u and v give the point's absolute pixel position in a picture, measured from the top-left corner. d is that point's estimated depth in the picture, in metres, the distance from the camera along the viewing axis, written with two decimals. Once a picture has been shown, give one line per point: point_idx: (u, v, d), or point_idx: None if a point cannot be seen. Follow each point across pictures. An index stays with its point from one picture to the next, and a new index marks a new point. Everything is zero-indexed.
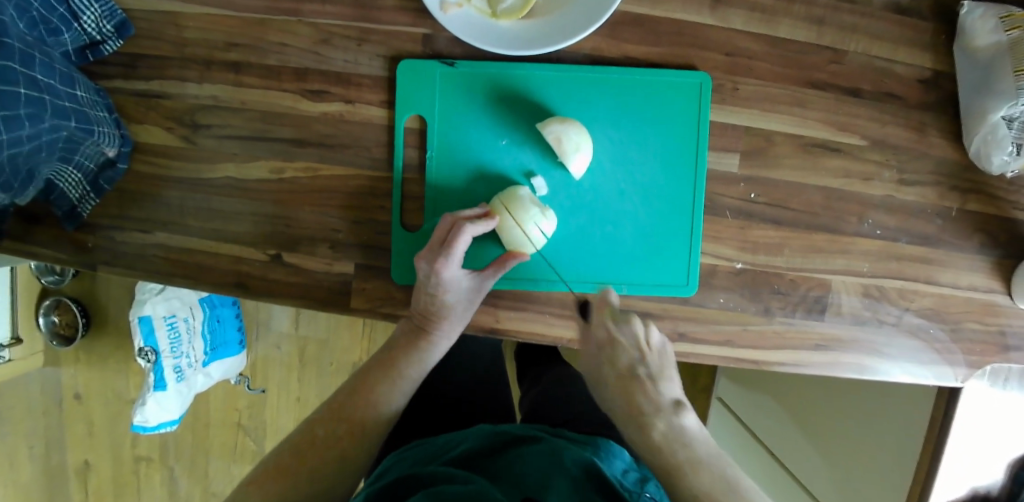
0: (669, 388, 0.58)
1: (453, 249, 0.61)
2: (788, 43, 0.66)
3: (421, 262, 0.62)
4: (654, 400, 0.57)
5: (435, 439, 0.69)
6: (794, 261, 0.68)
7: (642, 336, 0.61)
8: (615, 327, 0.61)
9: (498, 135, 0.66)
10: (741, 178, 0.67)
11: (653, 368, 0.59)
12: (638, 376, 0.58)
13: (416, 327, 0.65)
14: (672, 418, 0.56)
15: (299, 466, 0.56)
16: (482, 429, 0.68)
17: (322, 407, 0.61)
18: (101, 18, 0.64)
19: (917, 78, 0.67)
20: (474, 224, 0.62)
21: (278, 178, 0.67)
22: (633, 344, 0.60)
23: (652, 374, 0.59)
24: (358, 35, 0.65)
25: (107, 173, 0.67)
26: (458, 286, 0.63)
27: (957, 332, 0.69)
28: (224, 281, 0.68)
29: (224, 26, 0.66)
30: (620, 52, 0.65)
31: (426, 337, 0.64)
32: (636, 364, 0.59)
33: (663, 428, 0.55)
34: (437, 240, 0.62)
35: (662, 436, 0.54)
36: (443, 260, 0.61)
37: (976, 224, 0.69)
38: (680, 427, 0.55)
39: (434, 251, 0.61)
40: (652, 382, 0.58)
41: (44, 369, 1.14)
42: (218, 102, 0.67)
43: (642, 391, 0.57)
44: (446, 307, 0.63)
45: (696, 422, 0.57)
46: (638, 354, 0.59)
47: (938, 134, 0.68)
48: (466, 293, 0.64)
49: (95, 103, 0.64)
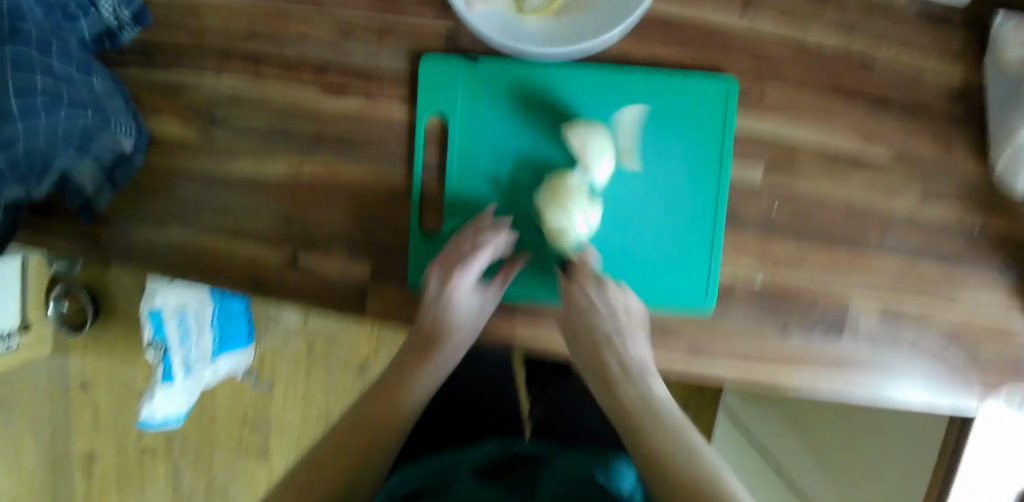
0: (633, 347, 0.57)
1: (467, 265, 0.60)
2: (818, 48, 0.65)
3: (432, 280, 0.60)
4: (618, 355, 0.56)
5: (446, 454, 0.67)
6: (815, 275, 0.66)
7: (620, 300, 0.60)
8: (596, 292, 0.59)
9: (518, 136, 0.65)
10: (765, 189, 0.66)
11: (618, 324, 0.58)
12: (603, 331, 0.57)
13: (421, 346, 0.60)
14: (633, 377, 0.54)
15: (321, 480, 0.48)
16: (488, 448, 0.67)
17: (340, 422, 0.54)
18: (120, 5, 0.63)
19: (948, 88, 0.66)
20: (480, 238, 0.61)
21: (295, 173, 0.66)
22: (603, 303, 0.58)
23: (617, 331, 0.57)
24: (380, 29, 0.64)
25: (123, 165, 0.66)
26: (470, 304, 0.61)
27: (981, 352, 0.67)
28: (237, 278, 0.67)
29: (244, 16, 0.65)
30: (650, 54, 0.64)
31: (432, 357, 0.59)
32: (607, 321, 0.58)
33: (620, 372, 0.55)
34: (444, 259, 0.61)
35: (619, 379, 0.54)
36: (457, 275, 0.60)
37: (1003, 241, 0.67)
38: (642, 382, 0.54)
39: (446, 269, 0.60)
40: (617, 337, 0.57)
41: (53, 355, 1.13)
42: (235, 94, 0.66)
43: (603, 344, 0.57)
44: (452, 321, 0.60)
45: (657, 381, 0.55)
46: (605, 310, 0.58)
47: (968, 147, 0.66)
48: (473, 308, 0.62)
49: (112, 92, 0.63)
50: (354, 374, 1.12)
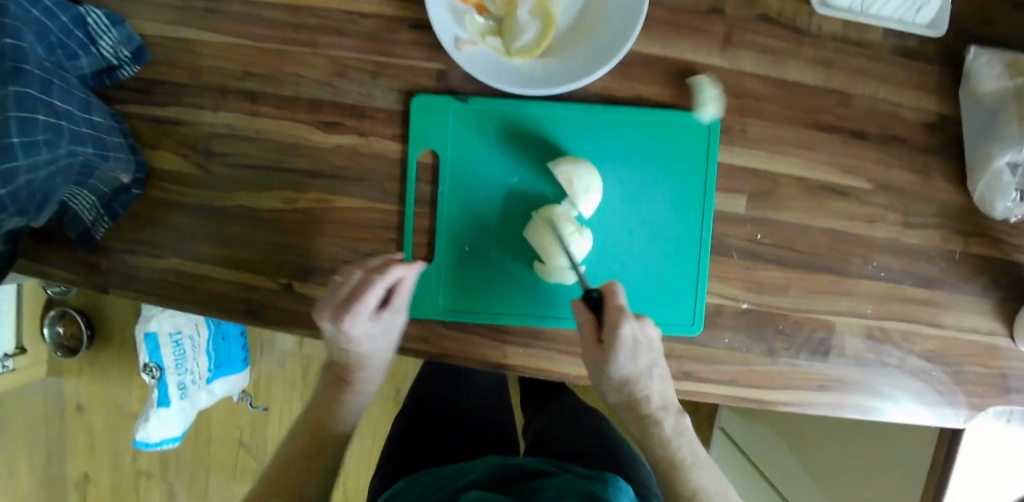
0: (671, 389, 0.63)
1: (356, 310, 0.61)
2: (797, 86, 0.67)
3: (323, 323, 0.62)
4: (662, 400, 0.62)
5: (441, 469, 0.67)
6: (800, 302, 0.68)
7: (656, 336, 0.61)
8: (638, 328, 0.59)
9: (508, 172, 0.67)
10: (749, 219, 0.67)
11: (661, 368, 0.62)
12: (652, 379, 0.62)
13: (337, 378, 0.68)
14: (676, 421, 0.63)
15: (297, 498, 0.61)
16: (491, 460, 0.66)
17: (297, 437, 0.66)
18: (120, 44, 0.64)
19: (923, 122, 0.68)
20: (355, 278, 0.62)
21: (291, 207, 0.68)
22: (647, 346, 0.61)
23: (661, 374, 0.62)
24: (373, 69, 0.66)
25: (121, 197, 0.67)
26: (369, 341, 0.64)
27: (960, 374, 0.69)
28: (234, 309, 0.68)
29: (241, 56, 0.67)
30: (633, 93, 0.66)
31: (348, 387, 0.68)
32: (653, 367, 0.61)
33: (672, 424, 0.63)
34: (333, 304, 0.62)
35: (670, 431, 0.62)
36: (347, 321, 0.61)
37: (979, 267, 0.69)
38: (682, 425, 0.63)
39: (337, 315, 0.62)
40: (660, 381, 0.62)
41: (47, 379, 1.14)
42: (232, 130, 0.67)
43: (653, 392, 0.62)
44: (361, 355, 0.65)
45: (687, 420, 0.64)
46: (653, 358, 0.61)
47: (944, 177, 0.69)
48: (380, 336, 0.65)
49: (111, 128, 0.65)
50: None
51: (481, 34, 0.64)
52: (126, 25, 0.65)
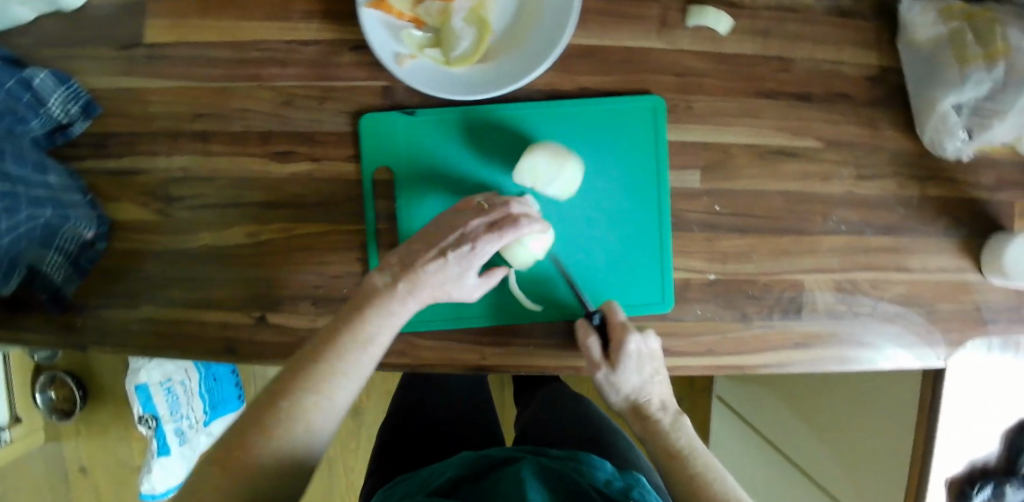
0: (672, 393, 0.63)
1: (505, 236, 0.57)
2: (735, 57, 0.68)
3: (471, 222, 0.57)
4: (665, 403, 0.62)
5: (419, 470, 0.71)
6: (764, 266, 0.69)
7: (658, 347, 0.62)
8: (643, 342, 0.61)
9: (463, 176, 0.68)
10: (704, 192, 0.69)
11: (665, 375, 0.63)
12: (657, 383, 0.62)
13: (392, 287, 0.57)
14: (679, 420, 0.61)
15: (265, 442, 0.49)
16: (464, 456, 0.70)
17: (288, 373, 0.53)
18: (67, 102, 0.66)
19: (864, 75, 0.69)
20: (534, 224, 0.57)
21: (255, 240, 0.68)
22: (651, 356, 0.61)
23: (664, 381, 0.62)
24: (319, 94, 0.67)
25: (87, 253, 0.68)
26: (474, 267, 0.58)
27: (934, 314, 0.69)
28: (214, 347, 0.69)
29: (188, 99, 0.68)
30: (574, 84, 0.68)
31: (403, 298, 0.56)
32: (657, 373, 0.62)
33: (671, 421, 0.61)
34: (493, 216, 0.58)
35: (669, 425, 0.60)
36: (489, 235, 0.57)
37: (939, 207, 0.69)
38: (684, 424, 0.61)
39: (488, 225, 0.57)
40: (664, 387, 0.62)
41: (44, 445, 1.13)
42: (188, 173, 0.68)
43: (658, 396, 0.62)
44: (449, 279, 0.58)
45: (687, 420, 0.62)
46: (655, 365, 0.62)
47: (891, 126, 0.69)
48: (472, 279, 0.59)
49: (68, 187, 0.66)
50: (350, 415, 1.16)
51: (419, 47, 0.64)
52: (71, 83, 0.66)
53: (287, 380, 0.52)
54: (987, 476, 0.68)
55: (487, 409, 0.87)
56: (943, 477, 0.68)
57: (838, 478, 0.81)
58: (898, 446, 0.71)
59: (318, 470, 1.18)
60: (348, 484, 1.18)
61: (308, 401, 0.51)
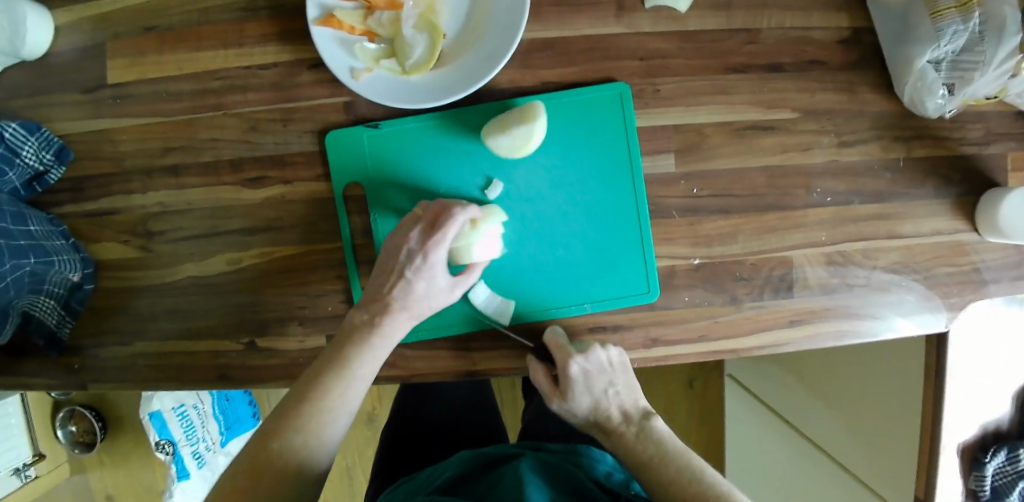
0: (634, 400, 0.64)
1: (446, 230, 0.60)
2: (700, 34, 0.66)
3: (411, 235, 0.60)
4: (626, 412, 0.63)
5: (420, 472, 0.69)
6: (751, 245, 0.67)
7: (607, 359, 0.64)
8: (586, 361, 0.62)
9: (434, 184, 0.67)
10: (681, 176, 0.67)
11: (622, 384, 0.63)
12: (613, 396, 0.63)
13: (370, 317, 0.60)
14: (644, 426, 0.62)
15: (256, 485, 0.50)
16: (463, 454, 0.68)
17: (276, 415, 0.54)
18: (40, 149, 0.66)
19: (836, 38, 0.67)
20: (468, 208, 0.60)
21: (236, 267, 0.69)
22: (598, 370, 0.63)
23: (623, 391, 0.63)
24: (283, 116, 0.67)
25: (76, 294, 0.69)
26: (438, 273, 0.61)
27: (931, 279, 0.68)
28: (208, 376, 0.69)
29: (157, 134, 0.68)
30: (537, 79, 0.66)
31: (380, 327, 0.59)
32: (609, 387, 0.63)
33: (636, 432, 0.62)
34: (429, 219, 0.60)
35: (635, 435, 0.61)
36: (432, 241, 0.59)
37: (926, 169, 0.68)
38: (653, 429, 0.62)
39: (427, 230, 0.60)
40: (624, 397, 0.63)
41: (73, 478, 1.16)
42: (165, 207, 0.69)
43: (618, 408, 0.63)
44: (415, 296, 0.60)
45: (658, 423, 0.63)
46: (606, 380, 0.63)
47: (869, 89, 0.67)
48: (442, 281, 0.61)
49: (50, 234, 0.67)
50: (363, 425, 1.17)
51: (375, 59, 0.64)
52: (42, 131, 0.66)
53: (275, 423, 0.54)
54: (1002, 440, 0.66)
55: (489, 407, 0.86)
56: (957, 442, 0.65)
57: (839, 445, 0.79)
58: (908, 412, 0.69)
59: (335, 474, 1.19)
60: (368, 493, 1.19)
61: (296, 440, 0.53)
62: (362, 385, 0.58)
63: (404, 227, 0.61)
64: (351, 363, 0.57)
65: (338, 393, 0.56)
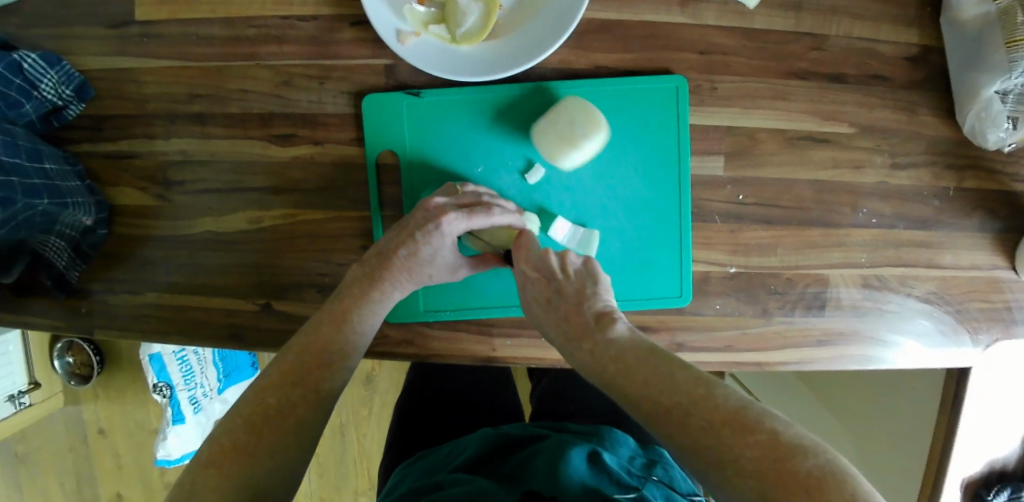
0: (592, 304, 0.53)
1: (473, 217, 0.57)
2: (765, 34, 0.63)
3: (434, 200, 0.58)
4: (580, 321, 0.52)
5: (440, 448, 0.68)
6: (788, 259, 0.66)
7: (558, 263, 0.56)
8: (531, 266, 0.57)
9: (472, 163, 0.64)
10: (727, 181, 0.65)
11: (576, 289, 0.55)
12: (562, 302, 0.54)
13: (371, 271, 0.58)
14: (600, 336, 0.51)
15: (255, 441, 0.47)
16: (485, 433, 0.66)
17: (272, 369, 0.53)
18: (60, 84, 0.62)
19: (905, 55, 0.64)
20: (505, 215, 0.59)
21: (257, 227, 0.66)
22: (547, 277, 0.56)
23: (576, 298, 0.54)
24: (319, 74, 0.64)
25: (90, 238, 0.65)
26: (447, 244, 0.58)
27: (962, 312, 0.66)
28: (218, 334, 0.67)
29: (184, 78, 0.64)
30: (591, 63, 0.63)
31: (381, 284, 0.58)
32: (554, 293, 0.55)
33: (589, 351, 0.50)
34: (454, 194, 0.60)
35: (589, 354, 0.50)
36: (452, 213, 0.57)
37: (975, 200, 0.66)
38: (607, 341, 0.50)
39: (451, 203, 0.58)
40: (573, 302, 0.54)
41: (66, 408, 1.16)
42: (187, 156, 0.66)
43: (568, 316, 0.53)
44: (418, 258, 0.58)
45: (619, 332, 0.50)
46: (552, 285, 0.55)
47: (930, 112, 0.65)
48: (444, 254, 0.59)
49: (66, 174, 0.64)
50: (361, 385, 1.17)
51: (423, 23, 0.60)
52: (63, 64, 0.63)
53: (274, 377, 0.52)
54: (1006, 478, 0.66)
55: (500, 391, 0.83)
56: (962, 476, 0.65)
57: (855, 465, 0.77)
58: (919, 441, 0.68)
59: (330, 433, 1.18)
60: (359, 454, 1.18)
61: (293, 394, 0.51)
62: (362, 341, 0.57)
63: (431, 195, 0.60)
64: (352, 320, 0.56)
65: (341, 348, 0.55)
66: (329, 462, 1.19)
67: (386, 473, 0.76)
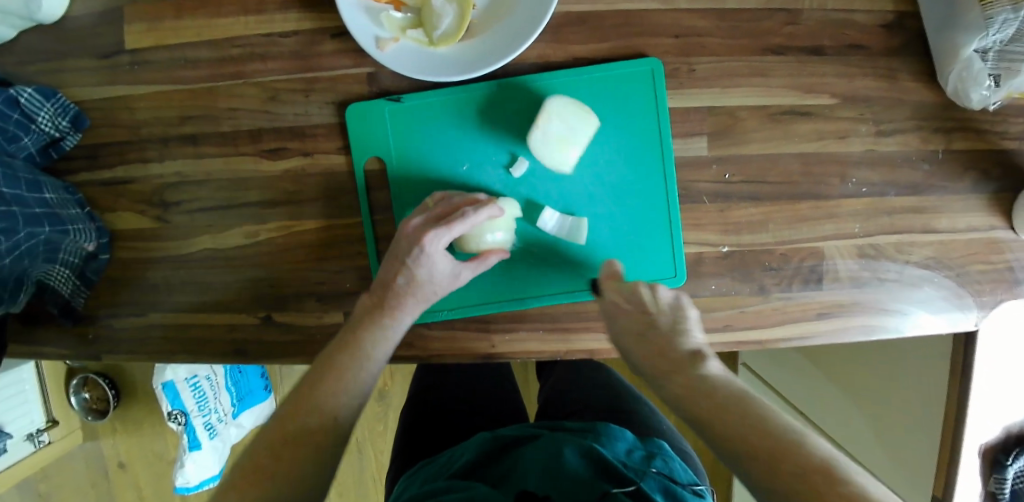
0: (688, 340, 0.53)
1: (453, 227, 0.58)
2: (737, 14, 0.64)
3: (411, 224, 0.59)
4: (674, 356, 0.51)
5: (440, 457, 0.68)
6: (780, 235, 0.66)
7: (653, 299, 0.57)
8: (624, 296, 0.57)
9: (457, 162, 0.65)
10: (713, 160, 0.65)
11: (670, 323, 0.55)
12: (655, 335, 0.54)
13: (377, 301, 0.59)
14: (694, 371, 0.50)
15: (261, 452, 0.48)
16: (481, 437, 0.66)
17: None
18: (57, 116, 0.65)
19: (880, 23, 0.64)
20: (480, 211, 0.59)
21: (253, 241, 0.67)
22: (639, 309, 0.56)
23: (670, 331, 0.54)
24: (304, 87, 0.65)
25: (92, 264, 0.67)
26: (438, 260, 0.59)
27: (963, 276, 0.66)
28: (222, 349, 0.68)
29: (174, 101, 0.66)
30: (567, 54, 0.64)
31: (388, 311, 0.58)
32: (647, 326, 0.55)
33: (684, 382, 0.49)
34: (436, 212, 0.60)
35: (684, 387, 0.49)
36: (432, 231, 0.57)
37: (964, 162, 0.65)
38: (703, 376, 0.49)
39: (429, 220, 0.59)
40: (666, 337, 0.53)
41: (85, 444, 1.17)
42: (182, 178, 0.67)
43: (660, 349, 0.52)
44: (417, 283, 0.59)
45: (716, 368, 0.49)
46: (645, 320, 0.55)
47: (911, 77, 0.65)
48: (442, 271, 0.60)
49: (65, 202, 0.66)
50: (375, 401, 1.17)
51: (401, 29, 0.62)
52: (58, 97, 0.65)
53: (293, 402, 0.52)
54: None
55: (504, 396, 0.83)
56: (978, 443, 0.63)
57: (867, 446, 0.76)
58: (931, 413, 0.66)
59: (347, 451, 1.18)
60: (378, 470, 1.18)
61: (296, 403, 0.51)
62: (377, 366, 0.57)
63: (408, 218, 0.60)
64: (365, 347, 0.57)
65: (353, 371, 0.55)
66: (348, 480, 1.19)
67: (393, 485, 0.76)
